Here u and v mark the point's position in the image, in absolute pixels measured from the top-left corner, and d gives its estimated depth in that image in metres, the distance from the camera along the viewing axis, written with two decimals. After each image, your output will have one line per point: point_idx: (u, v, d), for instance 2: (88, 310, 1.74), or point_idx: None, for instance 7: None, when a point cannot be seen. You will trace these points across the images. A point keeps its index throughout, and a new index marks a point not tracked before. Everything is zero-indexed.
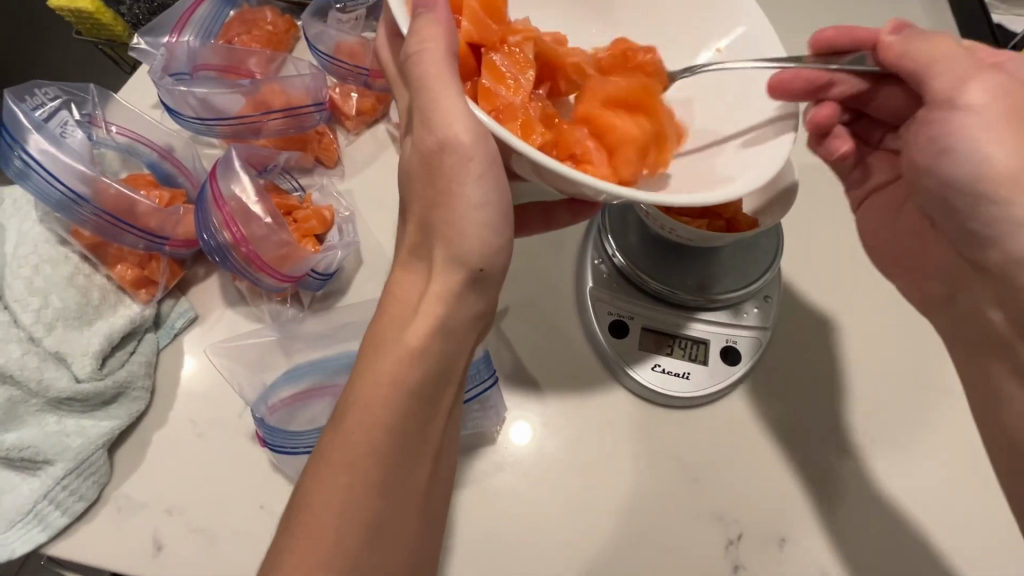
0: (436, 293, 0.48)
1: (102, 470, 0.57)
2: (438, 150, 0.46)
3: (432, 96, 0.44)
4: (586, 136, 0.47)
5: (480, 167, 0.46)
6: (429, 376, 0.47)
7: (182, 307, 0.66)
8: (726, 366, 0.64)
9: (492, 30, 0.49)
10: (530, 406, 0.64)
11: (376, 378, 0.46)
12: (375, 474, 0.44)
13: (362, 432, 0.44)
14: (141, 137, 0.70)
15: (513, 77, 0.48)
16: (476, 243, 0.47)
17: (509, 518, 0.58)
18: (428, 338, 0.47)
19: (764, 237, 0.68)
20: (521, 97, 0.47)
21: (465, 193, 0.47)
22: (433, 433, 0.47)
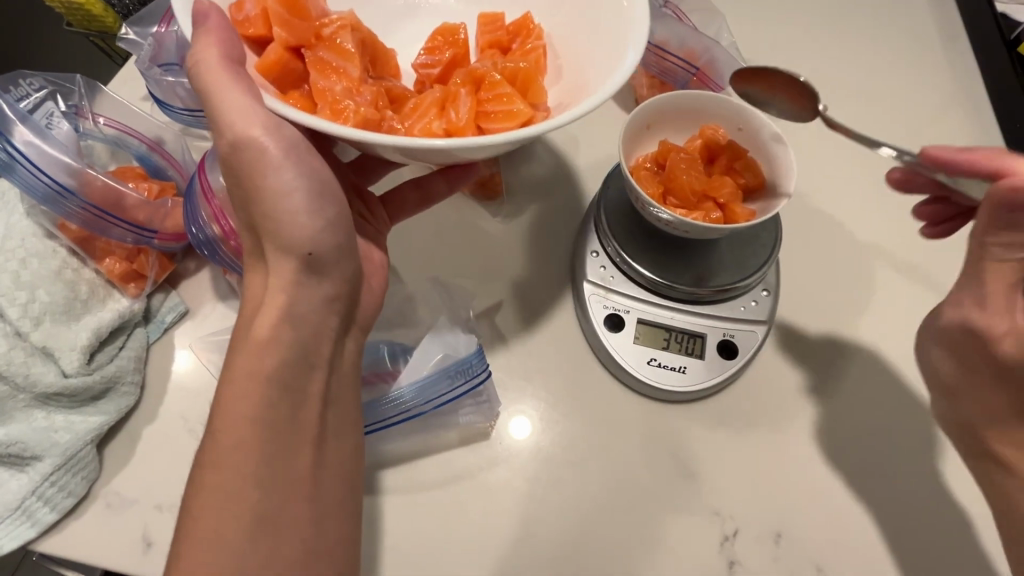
0: (277, 284, 0.52)
1: (92, 466, 0.57)
2: (233, 151, 0.49)
3: (216, 101, 0.47)
4: (433, 108, 0.53)
5: (277, 156, 0.50)
6: (286, 364, 0.50)
7: (172, 301, 0.66)
8: (723, 359, 0.64)
9: (304, 28, 0.51)
10: (524, 401, 0.63)
11: (233, 374, 0.49)
12: (252, 467, 0.47)
13: (230, 430, 0.47)
14: (129, 129, 0.69)
15: (342, 67, 0.51)
16: (304, 232, 0.51)
17: (502, 515, 0.58)
18: (275, 328, 0.50)
19: (763, 230, 0.67)
20: (353, 84, 0.51)
21: (271, 185, 0.50)
22: (305, 421, 0.50)
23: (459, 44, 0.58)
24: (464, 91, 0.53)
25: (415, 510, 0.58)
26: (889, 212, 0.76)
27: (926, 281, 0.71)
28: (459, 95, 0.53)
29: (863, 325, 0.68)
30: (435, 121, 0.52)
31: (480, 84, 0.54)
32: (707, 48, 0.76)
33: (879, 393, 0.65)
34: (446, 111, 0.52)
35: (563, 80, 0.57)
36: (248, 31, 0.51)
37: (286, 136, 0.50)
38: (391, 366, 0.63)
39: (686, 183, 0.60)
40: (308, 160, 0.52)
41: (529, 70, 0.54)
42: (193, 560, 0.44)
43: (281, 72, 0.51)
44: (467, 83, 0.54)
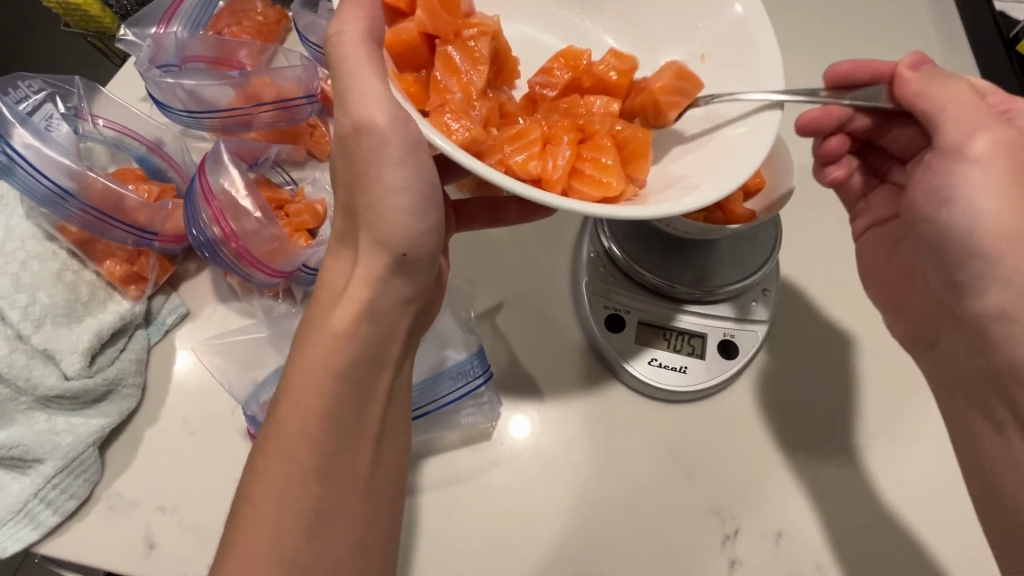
0: (363, 279, 0.50)
1: (94, 469, 0.57)
2: (355, 134, 0.47)
3: (353, 78, 0.46)
4: (536, 139, 0.51)
5: (397, 151, 0.48)
6: (361, 358, 0.49)
7: (173, 303, 0.66)
8: (724, 359, 0.64)
9: (448, 22, 0.52)
10: (524, 402, 0.63)
11: (307, 365, 0.49)
12: (315, 460, 0.47)
13: (297, 422, 0.48)
14: (129, 131, 0.69)
15: (466, 73, 0.52)
16: (404, 236, 0.50)
17: (503, 515, 0.58)
18: (354, 323, 0.50)
19: (762, 229, 0.67)
20: (469, 96, 0.51)
21: (384, 178, 0.48)
22: (369, 417, 0.50)
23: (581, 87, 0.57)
24: (567, 137, 0.51)
25: (418, 511, 0.58)
26: None
27: None
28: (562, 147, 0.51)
29: (862, 323, 0.69)
30: (533, 159, 0.49)
31: (586, 139, 0.53)
32: None
33: (879, 392, 0.65)
34: (543, 158, 0.50)
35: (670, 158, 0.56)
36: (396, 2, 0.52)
37: (410, 134, 0.47)
38: None
39: None
40: (423, 162, 0.49)
41: (642, 144, 0.51)
42: (252, 548, 0.45)
43: (411, 55, 0.53)
44: (574, 134, 0.52)
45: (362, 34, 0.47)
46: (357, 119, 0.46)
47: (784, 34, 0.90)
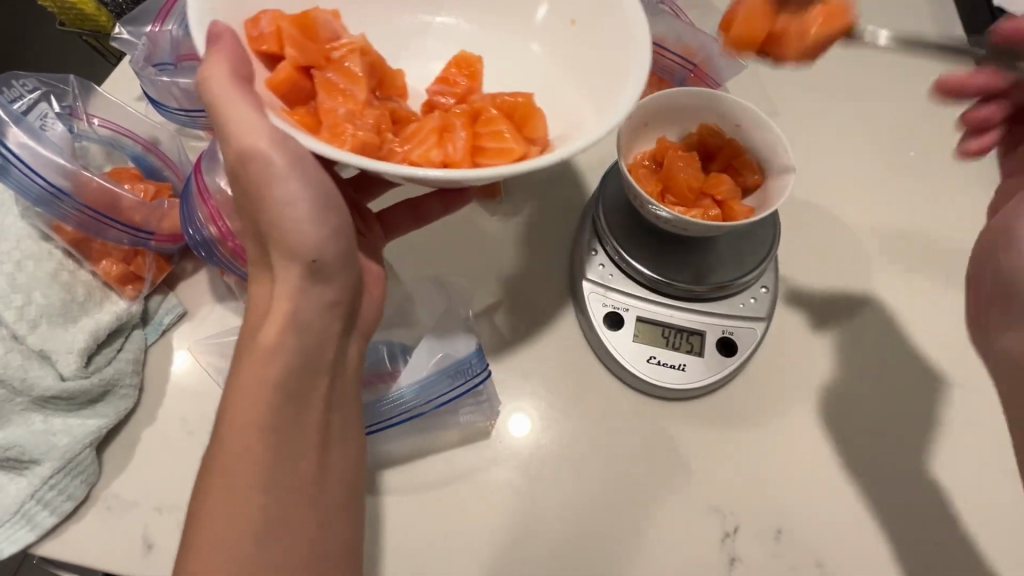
0: (282, 294, 0.51)
1: (91, 469, 0.56)
2: (241, 162, 0.48)
3: (226, 114, 0.46)
4: (433, 130, 0.52)
5: (283, 167, 0.49)
6: (293, 370, 0.50)
7: (170, 302, 0.65)
8: (723, 356, 0.64)
9: (314, 52, 0.53)
10: (524, 400, 0.63)
11: (240, 383, 0.49)
12: (257, 473, 0.47)
13: (237, 437, 0.48)
14: (125, 130, 0.69)
15: (346, 89, 0.52)
16: (314, 245, 0.51)
17: (504, 514, 0.58)
18: (281, 334, 0.50)
19: (761, 226, 0.67)
20: (357, 109, 0.52)
21: (277, 196, 0.49)
22: (310, 426, 0.50)
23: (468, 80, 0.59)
24: (459, 124, 0.53)
25: (417, 509, 0.58)
26: (884, 206, 0.76)
27: (925, 277, 0.72)
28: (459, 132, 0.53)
29: (860, 319, 0.69)
30: (433, 149, 0.51)
31: (477, 118, 0.54)
32: (703, 44, 0.77)
33: (878, 388, 0.65)
34: (441, 145, 0.51)
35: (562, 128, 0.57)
36: (261, 45, 0.52)
37: (292, 147, 0.49)
38: (390, 366, 0.63)
39: (683, 181, 0.59)
40: (312, 170, 0.51)
41: (526, 106, 0.54)
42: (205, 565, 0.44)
43: (291, 91, 0.53)
44: (466, 117, 0.54)
45: (227, 64, 0.46)
46: (239, 146, 0.47)
47: None
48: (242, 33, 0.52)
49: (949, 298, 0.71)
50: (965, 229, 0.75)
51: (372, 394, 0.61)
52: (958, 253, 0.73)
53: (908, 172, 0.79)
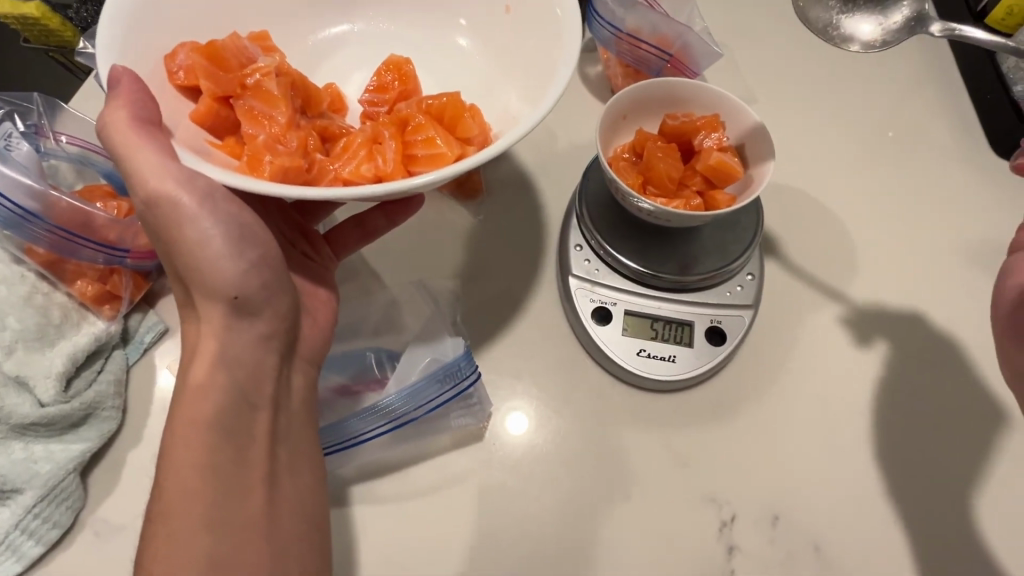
0: (209, 333, 0.52)
1: (77, 495, 0.55)
2: (148, 208, 0.48)
3: (128, 157, 0.46)
4: (363, 145, 0.52)
5: (192, 205, 0.48)
6: (232, 409, 0.50)
7: (150, 321, 0.64)
8: (712, 346, 0.63)
9: (228, 80, 0.52)
10: (517, 401, 0.62)
11: (178, 425, 0.49)
12: (203, 512, 0.47)
13: (176, 480, 0.47)
14: (93, 147, 0.67)
15: (266, 113, 0.51)
16: (238, 286, 0.51)
17: (504, 515, 0.57)
18: (210, 372, 0.50)
19: (744, 214, 0.67)
20: (280, 131, 0.51)
21: (189, 235, 0.49)
22: (254, 462, 0.50)
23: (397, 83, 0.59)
24: (388, 134, 0.52)
25: (412, 516, 0.57)
26: (867, 188, 0.76)
27: (910, 259, 0.72)
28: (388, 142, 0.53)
29: (847, 301, 0.69)
30: (364, 164, 0.50)
31: (407, 126, 0.54)
32: (680, 33, 0.76)
33: (869, 370, 0.66)
34: (369, 159, 0.51)
35: (502, 129, 0.57)
36: (178, 80, 0.51)
37: (201, 185, 0.49)
38: (378, 372, 0.62)
39: (663, 172, 0.58)
40: (225, 205, 0.50)
41: (455, 105, 0.54)
42: None
43: (213, 122, 0.52)
44: (396, 126, 0.53)
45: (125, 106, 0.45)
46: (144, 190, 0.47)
47: (756, 19, 0.90)
48: (158, 69, 0.51)
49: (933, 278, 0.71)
50: (946, 208, 0.75)
51: (366, 402, 0.60)
52: (941, 231, 0.74)
53: (889, 153, 0.79)
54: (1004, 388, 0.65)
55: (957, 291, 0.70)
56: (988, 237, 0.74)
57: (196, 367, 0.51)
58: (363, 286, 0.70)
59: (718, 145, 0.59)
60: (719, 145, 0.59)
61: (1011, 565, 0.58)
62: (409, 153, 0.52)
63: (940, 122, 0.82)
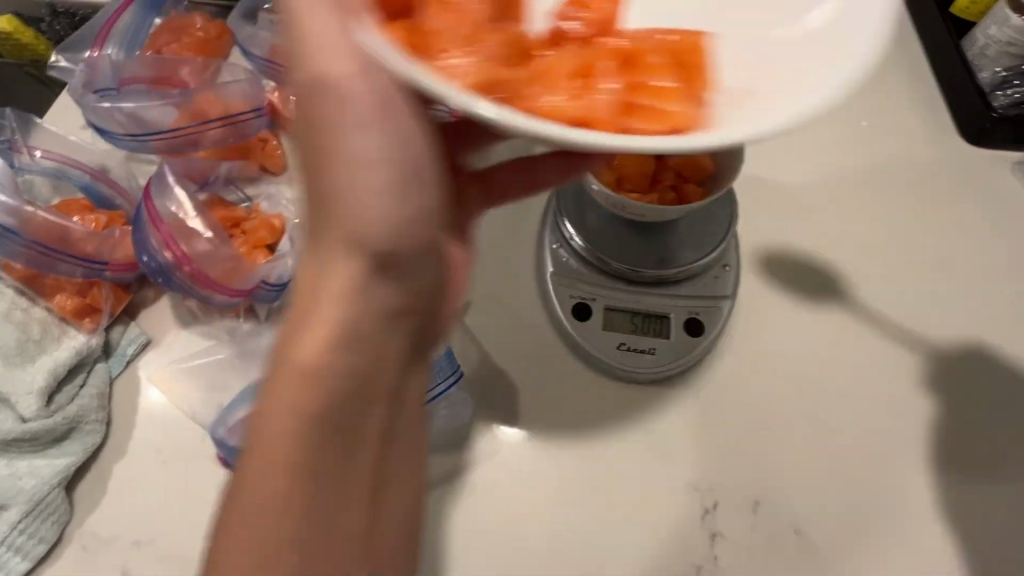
0: (340, 280, 0.46)
1: (62, 510, 0.55)
2: (319, 96, 0.43)
3: (305, 31, 0.41)
4: (564, 77, 0.38)
5: (363, 111, 0.43)
6: (343, 368, 0.46)
7: (132, 332, 0.64)
8: (690, 337, 0.64)
9: None
10: (501, 398, 0.63)
11: (297, 364, 0.45)
12: (301, 462, 0.43)
13: (273, 470, 0.43)
14: (68, 160, 0.67)
15: (458, 5, 0.41)
16: (382, 228, 0.46)
17: (491, 511, 0.58)
18: (331, 346, 0.45)
19: (717, 206, 0.69)
20: (469, 43, 0.38)
21: (353, 151, 0.44)
22: (364, 464, 0.47)
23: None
24: (608, 67, 0.39)
25: None
26: (839, 176, 0.78)
27: (883, 244, 0.73)
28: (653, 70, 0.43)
29: (822, 288, 0.70)
30: (563, 98, 0.36)
31: (630, 59, 0.40)
32: None
33: (843, 354, 0.67)
34: (556, 80, 0.38)
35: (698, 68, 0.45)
36: None
37: (378, 82, 0.43)
38: None
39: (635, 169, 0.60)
40: (399, 116, 0.45)
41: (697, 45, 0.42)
42: None
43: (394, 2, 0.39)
44: (614, 59, 0.40)
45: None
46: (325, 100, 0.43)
47: None
48: None
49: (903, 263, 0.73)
50: (916, 194, 0.77)
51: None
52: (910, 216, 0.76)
53: (860, 141, 0.81)
54: (972, 366, 0.67)
55: (927, 273, 0.72)
56: (956, 221, 0.75)
57: (331, 300, 0.46)
58: None
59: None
60: None
61: (983, 540, 0.59)
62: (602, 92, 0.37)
63: (910, 109, 0.83)
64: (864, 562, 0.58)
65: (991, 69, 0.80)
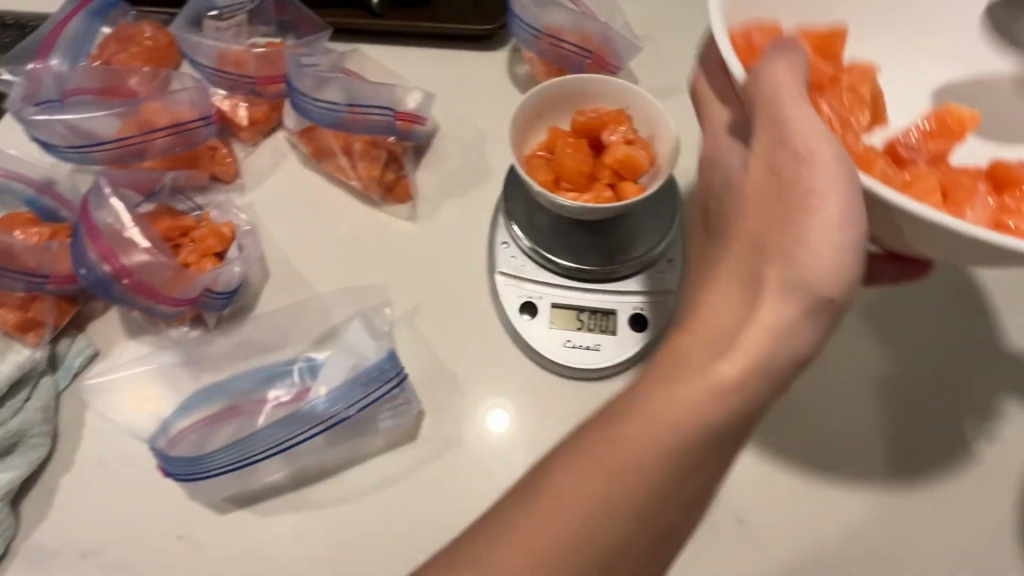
0: (777, 320, 0.44)
1: (8, 524, 0.56)
2: (799, 183, 0.44)
3: (791, 115, 0.43)
4: (936, 181, 0.46)
5: (837, 180, 0.42)
6: (737, 395, 0.44)
7: (80, 344, 0.64)
8: (635, 332, 0.65)
9: (825, 71, 0.50)
10: (448, 399, 0.64)
11: (711, 385, 0.44)
12: (673, 486, 0.45)
13: (626, 484, 0.44)
14: (15, 174, 0.68)
15: (847, 119, 0.49)
16: (817, 269, 0.43)
17: (439, 509, 0.59)
18: (743, 375, 0.44)
19: (660, 203, 0.70)
20: (863, 147, 0.47)
21: (812, 218, 0.43)
22: (672, 503, 0.45)
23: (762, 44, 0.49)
24: (978, 186, 0.46)
25: (346, 521, 0.58)
26: None
27: None
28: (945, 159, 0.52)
29: None
30: (949, 211, 0.44)
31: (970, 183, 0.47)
32: (599, 30, 0.80)
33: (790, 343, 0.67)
34: (924, 188, 0.44)
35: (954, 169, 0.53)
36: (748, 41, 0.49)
37: (812, 143, 0.43)
38: (304, 380, 0.62)
39: (572, 168, 0.60)
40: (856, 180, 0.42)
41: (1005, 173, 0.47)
42: None
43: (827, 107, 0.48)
44: (980, 179, 0.47)
45: (786, 63, 0.44)
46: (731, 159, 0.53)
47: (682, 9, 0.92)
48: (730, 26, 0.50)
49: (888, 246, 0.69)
50: None
51: (264, 418, 0.60)
52: None
53: None
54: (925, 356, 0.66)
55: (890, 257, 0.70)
56: None
57: (723, 333, 0.46)
58: (293, 293, 0.69)
59: (625, 139, 0.61)
60: (626, 138, 0.61)
61: (928, 529, 0.59)
62: (962, 207, 0.44)
63: None
64: (799, 547, 0.58)
65: None
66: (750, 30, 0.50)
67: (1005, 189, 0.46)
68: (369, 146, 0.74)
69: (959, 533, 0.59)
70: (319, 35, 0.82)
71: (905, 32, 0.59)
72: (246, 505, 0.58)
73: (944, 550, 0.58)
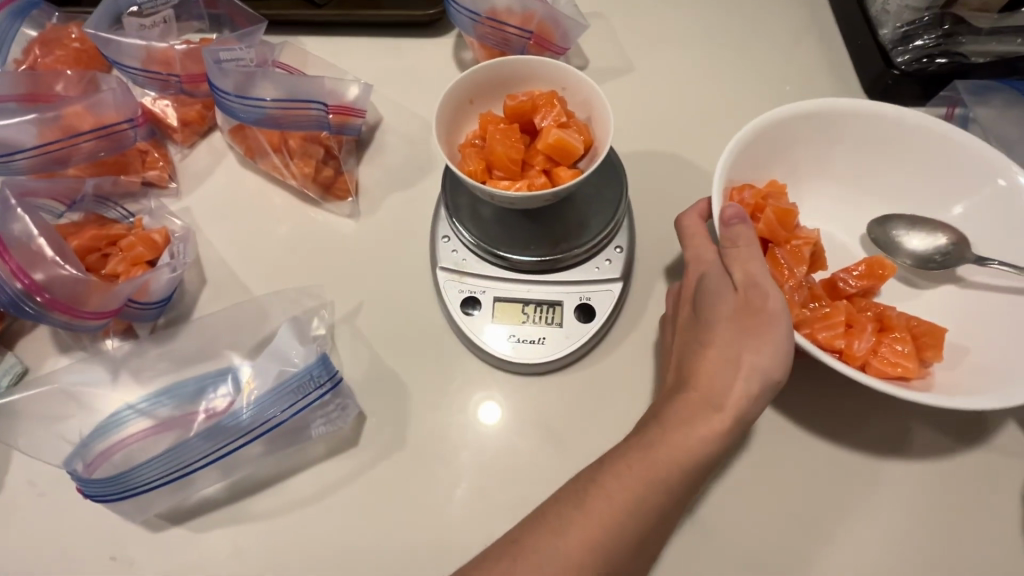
0: (737, 398, 0.51)
1: None
2: (752, 296, 0.52)
3: (749, 262, 0.53)
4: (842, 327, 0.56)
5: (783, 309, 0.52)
6: (718, 446, 0.51)
7: (7, 363, 0.62)
8: (582, 323, 0.63)
9: (781, 232, 0.59)
10: (390, 402, 0.62)
11: (680, 459, 0.50)
12: (654, 522, 0.50)
13: (609, 532, 0.49)
14: None
15: (791, 269, 0.58)
16: (777, 361, 0.50)
17: (381, 518, 0.57)
18: (709, 444, 0.51)
19: (606, 188, 0.68)
20: (796, 292, 0.57)
21: (767, 328, 0.51)
22: (645, 546, 0.51)
23: (753, 201, 0.60)
24: (870, 326, 0.56)
25: (286, 532, 0.57)
26: None
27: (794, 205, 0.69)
28: (870, 296, 0.62)
29: None
30: (849, 351, 0.55)
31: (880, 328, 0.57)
32: (538, 9, 0.76)
33: None
34: (836, 330, 0.55)
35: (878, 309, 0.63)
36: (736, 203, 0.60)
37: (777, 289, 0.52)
38: (234, 391, 0.59)
39: (502, 154, 0.57)
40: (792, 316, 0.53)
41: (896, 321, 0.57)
42: None
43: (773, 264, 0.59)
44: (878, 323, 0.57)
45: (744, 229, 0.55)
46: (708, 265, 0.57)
47: None
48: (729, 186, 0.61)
49: (850, 231, 0.67)
50: None
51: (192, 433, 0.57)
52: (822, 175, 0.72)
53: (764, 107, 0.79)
54: None
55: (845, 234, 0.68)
56: None
57: (718, 396, 0.51)
58: (230, 300, 0.67)
59: (556, 122, 0.58)
60: (557, 121, 0.58)
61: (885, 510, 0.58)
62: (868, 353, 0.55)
63: (818, 69, 0.81)
64: (756, 537, 0.57)
65: (892, 26, 0.76)
66: (744, 188, 0.61)
67: (887, 331, 0.56)
68: (304, 143, 0.71)
69: (913, 519, 0.57)
70: (255, 28, 0.77)
71: (874, 137, 0.65)
72: (183, 521, 0.56)
73: (897, 535, 0.57)
